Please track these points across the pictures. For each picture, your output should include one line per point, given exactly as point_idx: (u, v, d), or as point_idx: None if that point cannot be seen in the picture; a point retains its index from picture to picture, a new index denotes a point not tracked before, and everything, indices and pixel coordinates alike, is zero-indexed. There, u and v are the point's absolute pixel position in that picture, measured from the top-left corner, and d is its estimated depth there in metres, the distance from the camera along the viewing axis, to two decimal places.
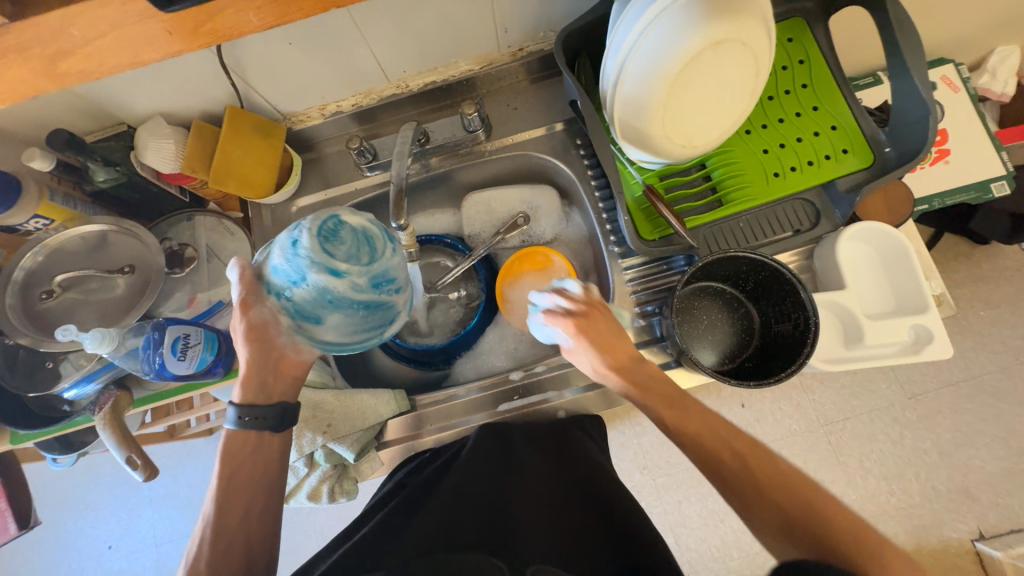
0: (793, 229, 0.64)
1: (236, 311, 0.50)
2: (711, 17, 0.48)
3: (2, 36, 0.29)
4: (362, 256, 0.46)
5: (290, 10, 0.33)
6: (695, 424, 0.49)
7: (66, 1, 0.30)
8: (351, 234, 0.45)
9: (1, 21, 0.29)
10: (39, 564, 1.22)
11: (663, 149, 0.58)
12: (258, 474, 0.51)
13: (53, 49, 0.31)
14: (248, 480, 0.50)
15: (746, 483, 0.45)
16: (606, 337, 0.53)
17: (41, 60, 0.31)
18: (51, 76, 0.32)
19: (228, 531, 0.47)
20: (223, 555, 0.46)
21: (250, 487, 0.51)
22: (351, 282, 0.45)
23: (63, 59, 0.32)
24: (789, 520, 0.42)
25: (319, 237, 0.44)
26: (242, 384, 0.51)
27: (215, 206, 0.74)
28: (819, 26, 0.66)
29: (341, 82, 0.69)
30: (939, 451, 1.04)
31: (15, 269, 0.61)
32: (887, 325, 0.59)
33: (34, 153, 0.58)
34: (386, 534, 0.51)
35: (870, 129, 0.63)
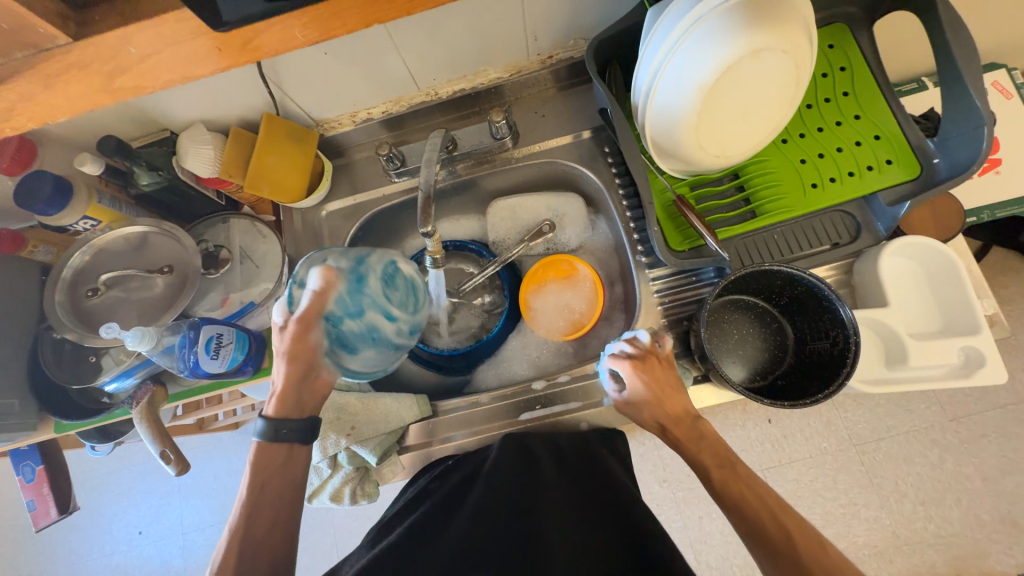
0: (831, 242, 0.61)
1: (288, 330, 0.50)
2: (751, 27, 0.47)
3: (68, 55, 0.33)
4: (409, 305, 0.59)
5: (335, 26, 0.35)
6: (735, 484, 0.48)
7: (131, 21, 0.34)
8: (405, 284, 0.59)
9: (65, 41, 0.33)
10: (74, 545, 1.28)
11: (695, 159, 0.57)
12: (282, 482, 0.51)
13: (112, 65, 0.34)
14: (273, 490, 0.51)
15: (779, 549, 0.44)
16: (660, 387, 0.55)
17: (100, 76, 0.34)
18: (109, 91, 0.35)
19: (256, 539, 0.49)
20: (250, 556, 0.48)
21: (278, 496, 0.51)
22: (398, 326, 0.57)
23: (120, 74, 0.35)
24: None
25: (381, 281, 0.56)
26: (279, 399, 0.51)
27: (249, 209, 0.76)
28: (863, 32, 0.63)
29: (372, 90, 0.70)
30: (982, 478, 0.98)
31: (65, 267, 0.64)
32: (933, 346, 0.56)
33: (85, 158, 0.61)
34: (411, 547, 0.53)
35: (917, 139, 0.60)
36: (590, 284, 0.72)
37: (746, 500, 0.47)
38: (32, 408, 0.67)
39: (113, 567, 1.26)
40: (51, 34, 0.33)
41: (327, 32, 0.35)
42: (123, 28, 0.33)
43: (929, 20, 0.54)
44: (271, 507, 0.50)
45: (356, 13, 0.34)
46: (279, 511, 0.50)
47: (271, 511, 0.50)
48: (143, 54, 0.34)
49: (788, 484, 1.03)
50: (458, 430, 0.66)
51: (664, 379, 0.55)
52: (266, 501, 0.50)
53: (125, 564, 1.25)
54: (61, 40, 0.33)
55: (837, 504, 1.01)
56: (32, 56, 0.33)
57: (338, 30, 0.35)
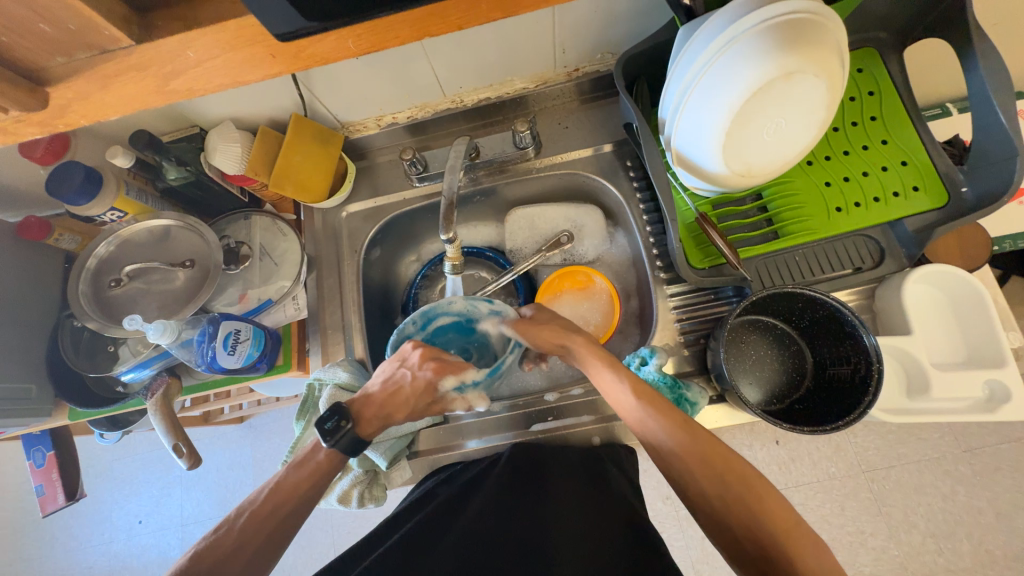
0: (853, 267, 0.60)
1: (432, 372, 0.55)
2: (790, 48, 0.47)
3: (125, 57, 0.31)
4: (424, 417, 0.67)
5: (387, 38, 0.33)
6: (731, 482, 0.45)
7: (188, 25, 0.31)
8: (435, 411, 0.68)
9: (126, 43, 0.31)
10: (75, 531, 1.29)
11: (720, 177, 0.57)
12: (297, 498, 0.48)
13: (167, 68, 0.31)
14: (287, 508, 0.48)
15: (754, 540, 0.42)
16: (549, 314, 0.62)
17: (155, 79, 0.32)
18: (161, 93, 0.33)
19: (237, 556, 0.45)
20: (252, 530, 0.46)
21: (290, 515, 0.48)
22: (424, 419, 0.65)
23: (175, 78, 0.32)
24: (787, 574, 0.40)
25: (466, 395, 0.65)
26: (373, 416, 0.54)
27: (270, 207, 0.77)
28: (891, 58, 0.63)
29: (399, 95, 0.71)
30: (996, 513, 0.95)
31: (89, 257, 0.65)
32: (958, 378, 0.55)
33: (117, 151, 0.63)
34: (417, 545, 0.54)
35: (945, 167, 0.59)
36: (605, 297, 0.73)
37: (700, 471, 0.46)
38: (49, 393, 0.68)
39: (111, 556, 1.26)
40: (115, 36, 0.30)
41: (379, 44, 0.33)
42: (183, 33, 0.30)
43: (961, 48, 0.54)
44: (275, 518, 0.47)
45: (409, 26, 0.33)
46: (277, 529, 0.47)
47: (275, 527, 0.47)
48: (201, 59, 0.31)
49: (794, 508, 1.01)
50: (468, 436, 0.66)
51: (548, 313, 0.63)
52: (276, 513, 0.47)
53: (124, 553, 1.25)
54: (123, 43, 0.31)
55: (844, 532, 0.99)
56: (93, 58, 0.31)
57: (391, 42, 0.34)
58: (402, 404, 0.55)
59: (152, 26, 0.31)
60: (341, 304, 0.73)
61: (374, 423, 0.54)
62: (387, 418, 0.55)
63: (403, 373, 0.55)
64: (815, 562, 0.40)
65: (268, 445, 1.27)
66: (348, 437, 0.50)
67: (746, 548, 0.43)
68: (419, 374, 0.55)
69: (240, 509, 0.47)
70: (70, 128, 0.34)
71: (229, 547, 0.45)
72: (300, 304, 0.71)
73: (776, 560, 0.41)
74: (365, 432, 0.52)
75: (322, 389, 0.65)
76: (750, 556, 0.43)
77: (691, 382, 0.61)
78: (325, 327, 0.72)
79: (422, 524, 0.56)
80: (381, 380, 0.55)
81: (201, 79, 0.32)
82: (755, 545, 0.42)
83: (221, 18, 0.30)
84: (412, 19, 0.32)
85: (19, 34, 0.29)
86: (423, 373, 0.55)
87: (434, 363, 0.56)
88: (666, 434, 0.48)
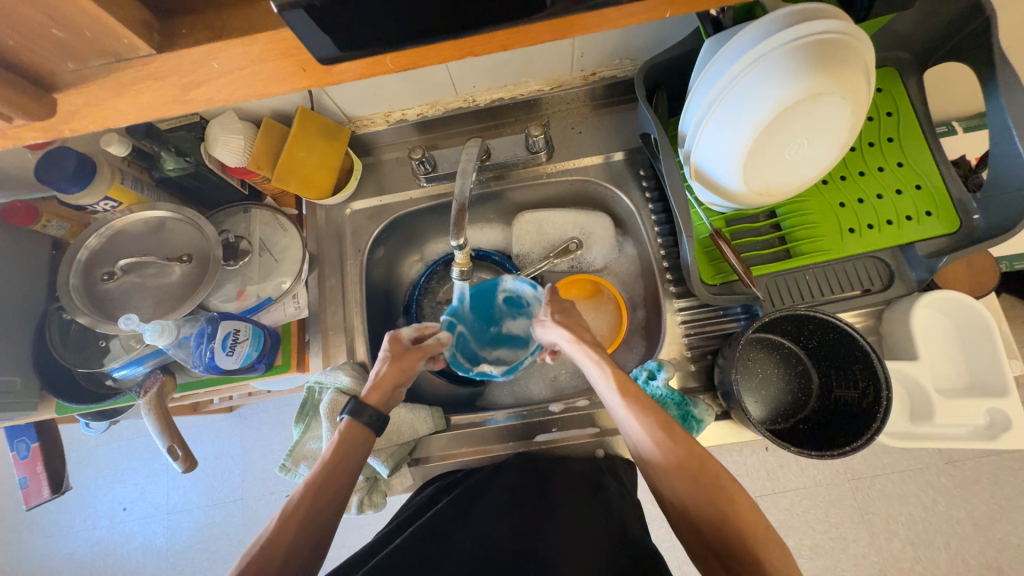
0: (862, 288, 0.60)
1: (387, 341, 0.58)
2: (817, 70, 0.46)
3: (142, 65, 0.29)
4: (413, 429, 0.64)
5: (426, 57, 0.31)
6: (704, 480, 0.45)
7: (211, 34, 0.29)
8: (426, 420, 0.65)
9: (146, 51, 0.28)
10: (56, 517, 1.27)
11: (737, 195, 0.56)
12: (330, 490, 0.48)
13: (189, 78, 0.29)
14: (319, 519, 0.46)
15: (722, 533, 0.43)
16: (577, 315, 0.60)
17: (173, 88, 0.30)
18: (179, 102, 0.31)
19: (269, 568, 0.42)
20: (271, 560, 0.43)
21: (325, 511, 0.47)
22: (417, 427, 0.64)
23: (196, 88, 0.30)
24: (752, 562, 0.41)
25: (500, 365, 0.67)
26: (373, 395, 0.54)
27: (271, 201, 0.74)
28: (912, 78, 0.62)
29: (410, 91, 0.69)
30: (974, 523, 0.98)
31: (80, 248, 0.62)
32: (960, 406, 0.56)
33: (113, 138, 0.60)
34: (422, 551, 0.49)
35: (959, 193, 0.58)
36: (612, 306, 0.72)
37: (679, 472, 0.46)
38: (34, 386, 0.65)
39: (93, 543, 1.24)
40: (134, 44, 0.28)
41: (417, 62, 0.31)
42: (209, 44, 0.28)
43: (986, 77, 0.54)
44: (306, 520, 0.46)
45: (450, 47, 0.31)
46: (308, 542, 0.45)
47: (308, 552, 0.45)
48: (226, 71, 0.29)
49: (780, 513, 1.03)
50: (471, 443, 0.66)
51: (557, 301, 0.61)
52: (307, 517, 0.46)
53: (107, 540, 1.23)
54: (142, 51, 0.28)
55: (827, 537, 1.01)
56: (109, 65, 0.29)
57: (428, 62, 0.32)
58: (391, 374, 0.56)
59: (175, 34, 0.29)
60: (343, 305, 0.72)
61: (374, 394, 0.54)
62: (388, 384, 0.55)
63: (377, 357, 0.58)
64: (781, 562, 0.41)
65: (257, 435, 1.25)
66: (368, 412, 0.52)
67: (715, 548, 0.44)
68: (386, 350, 0.58)
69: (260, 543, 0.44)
70: (76, 134, 0.32)
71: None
72: (300, 303, 0.70)
73: (740, 555, 0.42)
74: (370, 402, 0.54)
75: (322, 393, 0.64)
76: (712, 547, 0.44)
77: (698, 398, 0.60)
78: (327, 328, 0.71)
79: (429, 522, 0.52)
80: (371, 373, 0.57)
81: (224, 90, 0.30)
82: (721, 540, 0.43)
83: (249, 28, 0.29)
84: (454, 43, 0.30)
85: (26, 36, 0.26)
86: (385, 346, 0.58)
87: (390, 335, 0.59)
88: (649, 438, 0.48)
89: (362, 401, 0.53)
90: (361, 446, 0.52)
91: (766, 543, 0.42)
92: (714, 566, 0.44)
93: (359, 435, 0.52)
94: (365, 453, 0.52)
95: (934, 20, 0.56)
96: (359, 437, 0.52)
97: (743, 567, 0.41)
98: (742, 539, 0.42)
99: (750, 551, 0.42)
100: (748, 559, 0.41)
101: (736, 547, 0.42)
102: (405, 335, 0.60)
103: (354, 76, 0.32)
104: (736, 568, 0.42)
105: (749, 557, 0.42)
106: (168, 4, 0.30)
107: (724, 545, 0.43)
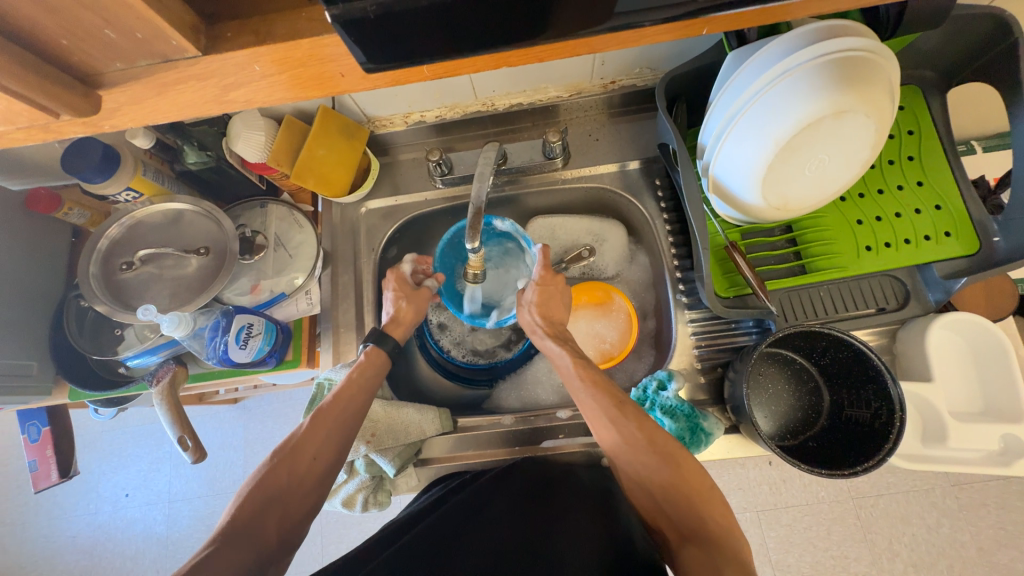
0: (877, 307, 0.60)
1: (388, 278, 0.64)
2: (841, 87, 0.46)
3: (187, 67, 0.29)
4: (420, 431, 0.64)
5: (460, 66, 0.32)
6: (663, 448, 0.49)
7: (254, 37, 0.29)
8: (436, 416, 0.65)
9: (191, 53, 0.29)
10: (60, 499, 1.28)
11: (754, 209, 0.56)
12: (353, 408, 0.54)
13: (231, 79, 0.30)
14: (333, 433, 0.52)
15: (677, 506, 0.47)
16: (559, 300, 0.62)
17: (214, 89, 0.31)
18: (219, 102, 0.32)
19: (298, 466, 0.49)
20: (290, 465, 0.49)
21: (348, 423, 0.54)
22: (423, 429, 0.64)
23: (235, 89, 0.31)
24: (701, 527, 0.46)
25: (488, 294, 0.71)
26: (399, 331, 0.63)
27: (287, 197, 0.75)
28: (935, 97, 0.62)
29: (430, 94, 0.69)
30: (978, 547, 0.96)
31: (100, 238, 0.63)
32: (975, 430, 0.56)
33: (138, 131, 0.60)
34: (430, 552, 0.48)
35: (980, 215, 0.57)
36: (623, 316, 0.72)
37: (636, 460, 0.49)
38: (49, 371, 0.66)
39: (95, 527, 1.25)
40: (181, 47, 0.28)
41: (451, 71, 0.33)
42: (254, 48, 0.29)
43: (1012, 98, 0.53)
44: (331, 430, 0.52)
45: (484, 58, 0.32)
46: (333, 449, 0.52)
47: (334, 459, 0.52)
48: (267, 74, 0.30)
49: (781, 529, 1.02)
50: (477, 446, 0.66)
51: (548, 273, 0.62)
52: (335, 424, 0.53)
53: (108, 525, 1.24)
54: (188, 53, 0.29)
55: (828, 555, 1.00)
56: (154, 66, 0.29)
57: (462, 71, 0.33)
58: (410, 312, 0.63)
59: (220, 37, 0.30)
60: (356, 302, 0.73)
61: (398, 328, 0.62)
62: (409, 321, 0.63)
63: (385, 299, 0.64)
64: (724, 519, 0.46)
65: (260, 427, 1.26)
66: (390, 341, 0.60)
67: (668, 514, 0.48)
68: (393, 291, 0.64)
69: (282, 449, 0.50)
70: (115, 129, 0.33)
71: (280, 483, 0.48)
72: (312, 299, 0.69)
73: (689, 522, 0.46)
74: (393, 334, 0.62)
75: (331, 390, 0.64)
76: (664, 512, 0.48)
77: (708, 411, 0.60)
78: (338, 324, 0.72)
79: (440, 525, 0.51)
80: (388, 311, 0.63)
81: (264, 92, 0.31)
82: (676, 513, 0.47)
83: (292, 34, 0.29)
84: (493, 56, 0.32)
85: (78, 36, 0.27)
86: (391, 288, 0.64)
87: (394, 276, 0.64)
88: (604, 416, 0.51)
89: (385, 332, 0.61)
90: (378, 368, 0.58)
91: (713, 508, 0.47)
92: (665, 526, 0.48)
93: (378, 359, 0.59)
94: (383, 374, 0.59)
95: (962, 40, 0.56)
96: (378, 362, 0.59)
97: (691, 528, 0.46)
98: (693, 507, 0.47)
99: (698, 515, 0.46)
100: (696, 523, 0.46)
101: (685, 514, 0.47)
102: (405, 274, 0.65)
103: (384, 84, 0.33)
104: (685, 533, 0.46)
105: (697, 520, 0.46)
106: (215, 8, 0.30)
107: (679, 509, 0.47)
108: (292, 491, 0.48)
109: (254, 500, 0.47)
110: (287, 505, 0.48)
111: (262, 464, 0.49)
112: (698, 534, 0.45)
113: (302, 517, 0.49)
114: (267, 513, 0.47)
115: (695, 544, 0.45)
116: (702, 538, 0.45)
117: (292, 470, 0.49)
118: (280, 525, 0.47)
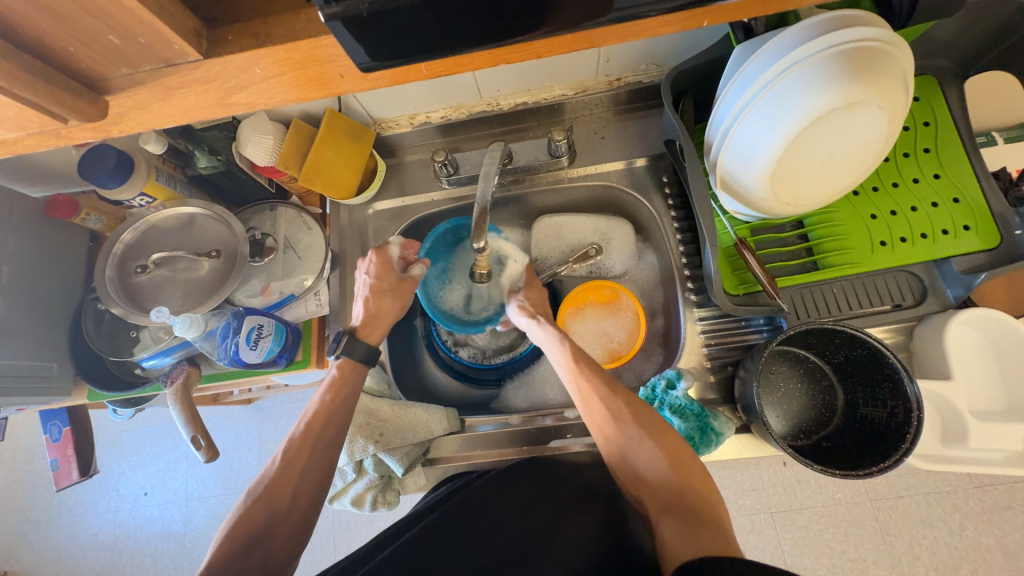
0: (893, 303, 0.58)
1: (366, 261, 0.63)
2: (852, 79, 0.45)
3: (190, 71, 0.30)
4: (427, 430, 0.64)
5: (461, 64, 0.32)
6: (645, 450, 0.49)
7: (254, 39, 0.30)
8: (443, 413, 0.66)
9: (192, 57, 0.29)
10: (82, 497, 1.32)
11: (764, 205, 0.55)
12: (331, 429, 0.54)
13: (234, 82, 0.31)
14: (303, 460, 0.52)
15: (658, 481, 0.48)
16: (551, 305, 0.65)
17: (217, 91, 0.31)
18: (222, 105, 0.32)
19: (278, 502, 0.50)
20: (268, 509, 0.50)
21: (328, 449, 0.54)
22: (431, 428, 0.64)
23: (239, 91, 0.31)
24: (681, 497, 0.46)
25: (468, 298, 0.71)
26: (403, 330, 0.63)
27: (296, 199, 0.76)
28: (951, 86, 0.60)
29: (435, 95, 0.70)
30: (1004, 552, 0.93)
31: (116, 242, 0.64)
32: (995, 428, 0.54)
33: (150, 137, 0.62)
34: (434, 550, 0.48)
35: (1000, 207, 0.56)
36: (631, 314, 0.71)
37: (623, 442, 0.51)
38: (69, 372, 0.68)
39: (115, 524, 1.28)
40: (184, 50, 0.29)
41: (452, 68, 0.33)
42: (254, 51, 0.29)
43: None
44: (311, 459, 0.52)
45: (484, 55, 0.32)
46: (309, 476, 0.52)
47: (311, 499, 0.52)
48: (269, 75, 0.31)
49: (796, 531, 0.99)
50: (483, 446, 0.66)
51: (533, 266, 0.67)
52: (313, 451, 0.53)
53: (127, 523, 1.27)
54: (191, 57, 0.30)
55: (845, 558, 0.97)
56: (158, 70, 0.30)
57: (463, 67, 0.33)
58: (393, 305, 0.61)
59: (221, 40, 0.30)
60: None
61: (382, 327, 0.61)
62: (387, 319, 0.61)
63: (364, 283, 0.62)
64: (707, 495, 0.47)
65: (273, 428, 1.28)
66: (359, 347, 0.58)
67: (651, 487, 0.48)
68: (371, 278, 0.62)
69: (255, 489, 0.50)
70: (124, 134, 0.34)
71: (260, 524, 0.49)
72: (321, 299, 0.71)
73: (674, 493, 0.47)
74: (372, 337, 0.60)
75: None
76: (647, 485, 0.49)
77: (718, 411, 0.59)
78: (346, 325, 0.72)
79: (442, 520, 0.51)
80: (364, 301, 0.61)
81: (265, 95, 0.32)
82: (661, 486, 0.48)
83: (292, 35, 0.29)
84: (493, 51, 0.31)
85: (86, 43, 0.28)
86: (373, 271, 0.63)
87: (376, 262, 0.63)
88: (594, 391, 0.53)
89: (357, 336, 0.59)
90: (351, 382, 0.57)
91: (695, 480, 0.48)
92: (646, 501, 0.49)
93: (350, 372, 0.58)
94: (355, 390, 0.58)
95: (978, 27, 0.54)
96: (350, 374, 0.58)
97: (673, 499, 0.47)
98: (676, 484, 0.47)
99: (682, 492, 0.47)
100: (677, 495, 0.47)
101: (670, 487, 0.47)
102: (392, 257, 0.64)
103: (386, 83, 0.33)
104: (666, 503, 0.47)
105: (677, 492, 0.47)
106: (217, 12, 0.31)
107: (662, 486, 0.48)
108: (276, 534, 0.49)
109: (234, 543, 0.48)
110: (271, 544, 0.49)
111: (240, 504, 0.50)
112: (677, 503, 0.46)
113: (290, 551, 0.49)
114: (252, 552, 0.47)
115: (673, 516, 0.45)
116: (678, 511, 0.45)
117: (269, 508, 0.50)
118: (263, 563, 0.48)
